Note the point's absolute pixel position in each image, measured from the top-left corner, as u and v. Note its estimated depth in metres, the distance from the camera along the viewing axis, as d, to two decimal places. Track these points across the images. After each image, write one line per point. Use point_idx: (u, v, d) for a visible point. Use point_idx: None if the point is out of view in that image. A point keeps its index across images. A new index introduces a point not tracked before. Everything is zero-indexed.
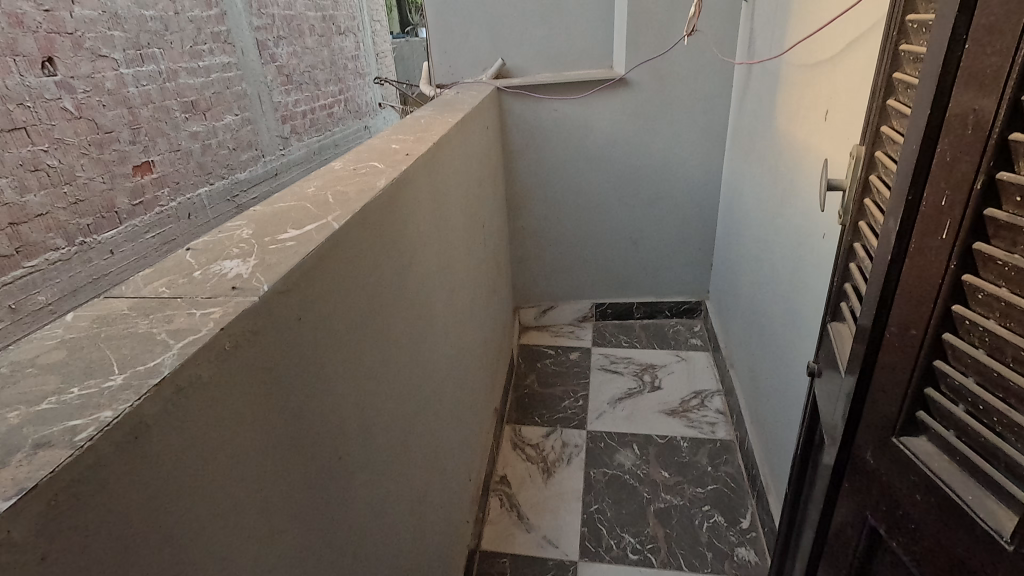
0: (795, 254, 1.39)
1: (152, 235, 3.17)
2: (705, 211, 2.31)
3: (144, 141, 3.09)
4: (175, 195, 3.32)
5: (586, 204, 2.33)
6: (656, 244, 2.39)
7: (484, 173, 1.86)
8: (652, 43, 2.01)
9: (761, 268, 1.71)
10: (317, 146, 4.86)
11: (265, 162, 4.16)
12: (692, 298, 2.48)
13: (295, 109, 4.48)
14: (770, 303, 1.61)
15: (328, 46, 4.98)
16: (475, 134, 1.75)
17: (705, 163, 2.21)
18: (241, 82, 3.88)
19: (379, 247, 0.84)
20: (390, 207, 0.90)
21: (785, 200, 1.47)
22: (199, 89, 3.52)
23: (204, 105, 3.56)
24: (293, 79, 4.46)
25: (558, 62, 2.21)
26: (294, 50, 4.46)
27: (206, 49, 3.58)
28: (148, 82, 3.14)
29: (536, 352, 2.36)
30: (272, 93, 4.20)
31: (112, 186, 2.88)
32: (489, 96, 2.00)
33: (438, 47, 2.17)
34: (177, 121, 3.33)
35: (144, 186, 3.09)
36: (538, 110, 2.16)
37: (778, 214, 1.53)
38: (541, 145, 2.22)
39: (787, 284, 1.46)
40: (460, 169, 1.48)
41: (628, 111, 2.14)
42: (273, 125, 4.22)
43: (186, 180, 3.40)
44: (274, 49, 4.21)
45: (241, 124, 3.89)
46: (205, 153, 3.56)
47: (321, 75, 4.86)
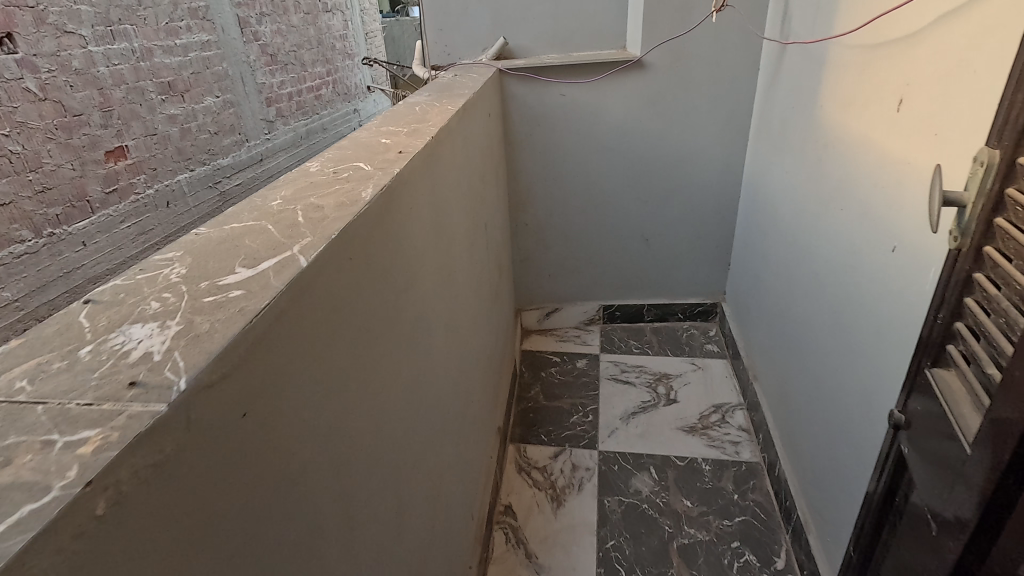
0: (845, 264, 1.21)
1: (129, 225, 2.93)
2: (725, 206, 2.12)
3: (117, 125, 2.84)
4: (152, 182, 3.08)
5: (595, 198, 2.14)
6: (670, 242, 2.21)
7: (486, 168, 1.67)
8: (674, 20, 1.80)
9: (795, 275, 1.54)
10: (305, 131, 4.61)
11: (249, 147, 3.91)
12: (707, 300, 2.30)
13: (281, 91, 4.22)
14: (808, 316, 1.43)
15: (315, 24, 4.70)
16: (476, 125, 1.54)
17: (726, 154, 2.03)
18: (222, 62, 3.62)
19: (364, 279, 0.65)
20: (378, 224, 0.70)
21: (831, 201, 1.28)
22: (176, 69, 3.26)
23: (181, 86, 3.30)
24: (278, 59, 4.20)
25: (566, 41, 1.99)
26: (279, 28, 4.19)
27: (183, 26, 3.31)
28: (120, 61, 2.88)
29: (539, 359, 2.18)
30: (255, 74, 3.93)
31: (83, 172, 2.65)
32: (490, 78, 1.79)
33: (434, 24, 1.95)
34: (153, 102, 3.08)
35: (118, 172, 2.85)
36: (544, 96, 1.95)
37: (820, 215, 1.35)
38: (545, 133, 2.02)
39: (832, 297, 1.28)
40: (461, 166, 1.27)
41: (643, 97, 1.94)
42: (257, 108, 3.96)
43: (164, 166, 3.16)
44: (257, 26, 3.94)
45: (223, 107, 3.63)
46: (184, 137, 3.31)
47: (308, 56, 4.59)
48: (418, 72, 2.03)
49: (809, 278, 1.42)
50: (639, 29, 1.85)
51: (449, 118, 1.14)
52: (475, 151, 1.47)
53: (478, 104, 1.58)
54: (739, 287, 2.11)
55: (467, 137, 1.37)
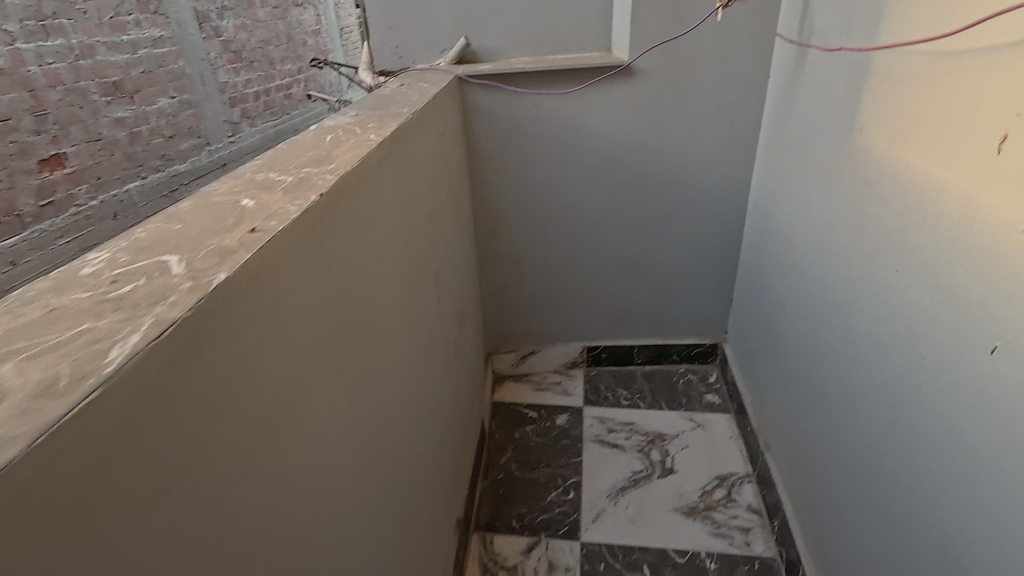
0: (906, 347, 0.91)
1: (69, 240, 2.58)
2: (727, 235, 1.83)
3: (53, 130, 2.48)
4: (97, 192, 2.70)
5: (577, 226, 1.83)
6: (665, 275, 1.91)
7: (439, 200, 1.35)
8: (670, 16, 1.50)
9: (826, 336, 1.23)
10: (274, 133, 4.22)
11: (211, 151, 3.52)
12: (706, 339, 2.01)
13: (246, 91, 3.81)
14: (848, 393, 1.14)
15: (284, 19, 4.28)
16: (425, 149, 1.22)
17: (729, 176, 1.73)
18: (178, 59, 3.21)
19: (92, 548, 0.32)
20: (148, 408, 0.37)
21: (882, 255, 0.99)
22: (123, 68, 2.86)
23: (130, 86, 2.90)
24: (243, 57, 3.77)
25: (541, 41, 1.67)
26: (243, 23, 3.77)
27: (132, 20, 2.91)
28: (56, 59, 2.51)
29: (513, 414, 1.87)
30: (217, 72, 3.50)
31: (11, 184, 2.31)
32: (447, 88, 1.48)
33: (381, 21, 1.63)
34: (95, 104, 2.69)
35: (55, 182, 2.50)
36: (515, 109, 1.63)
37: (868, 270, 1.05)
38: (517, 152, 1.70)
39: (888, 380, 0.98)
40: (393, 213, 0.94)
41: (632, 110, 1.63)
42: (219, 109, 3.55)
43: (111, 174, 2.77)
44: (218, 21, 3.51)
45: (180, 109, 3.22)
46: (134, 142, 2.91)
47: (276, 52, 4.15)
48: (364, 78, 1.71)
49: (846, 346, 1.13)
50: (626, 28, 1.54)
51: (366, 153, 0.81)
52: (419, 186, 1.14)
53: (427, 122, 1.26)
54: (746, 329, 1.81)
55: (406, 171, 1.04)
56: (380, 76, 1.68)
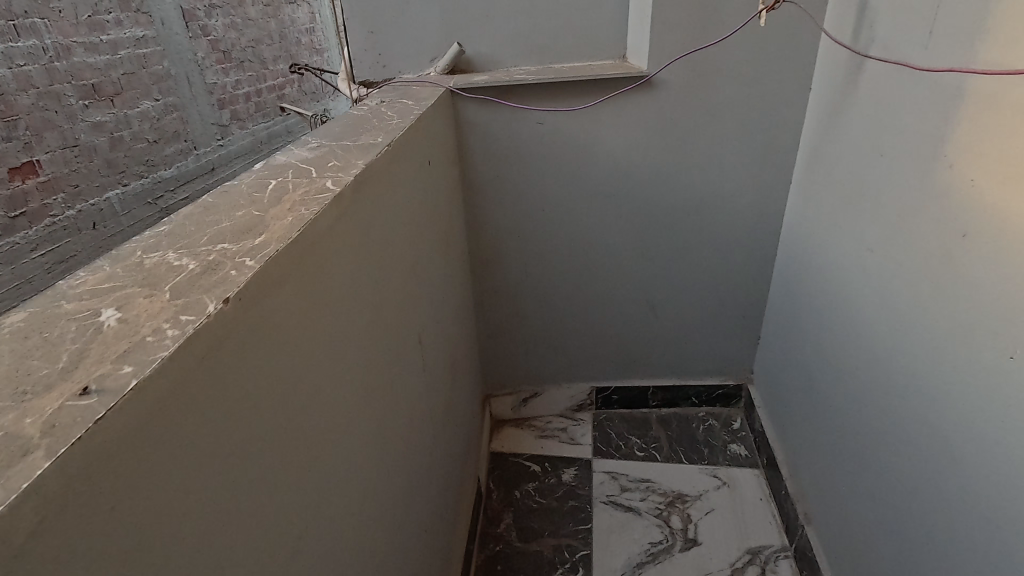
0: None
1: (42, 254, 2.36)
2: (755, 267, 1.62)
3: (25, 136, 2.25)
4: (73, 202, 2.47)
5: (587, 256, 1.63)
6: (684, 310, 1.70)
7: (426, 241, 1.13)
8: (697, 20, 1.28)
9: (900, 409, 1.02)
10: (268, 137, 3.92)
11: (198, 156, 3.26)
12: (729, 380, 1.80)
13: (236, 92, 3.51)
14: (937, 486, 0.92)
15: (277, 17, 3.95)
16: (409, 183, 0.99)
17: (758, 202, 1.52)
18: (162, 61, 2.96)
19: None
20: None
21: (1006, 336, 0.78)
22: (102, 70, 2.61)
23: (110, 89, 2.65)
24: (233, 57, 3.48)
25: (546, 47, 1.46)
26: (232, 22, 3.45)
27: (111, 19, 2.67)
28: (27, 61, 2.28)
29: (513, 468, 1.66)
30: (205, 73, 3.22)
31: None
32: (437, 105, 1.26)
33: (361, 25, 1.41)
34: (70, 108, 2.45)
35: (26, 193, 2.27)
36: (515, 126, 1.42)
37: (982, 344, 0.82)
38: (519, 175, 1.49)
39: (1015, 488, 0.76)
40: (357, 282, 0.72)
41: (651, 127, 1.42)
42: (207, 112, 3.27)
43: (89, 183, 2.53)
44: (206, 19, 3.25)
45: (164, 112, 2.98)
46: (114, 148, 2.66)
47: (269, 52, 3.82)
48: (345, 89, 1.50)
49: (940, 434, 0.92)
50: (645, 35, 1.33)
51: (311, 216, 0.59)
52: (399, 233, 0.92)
53: (411, 149, 1.03)
54: (780, 374, 1.60)
55: (380, 221, 0.81)
56: (363, 88, 1.47)
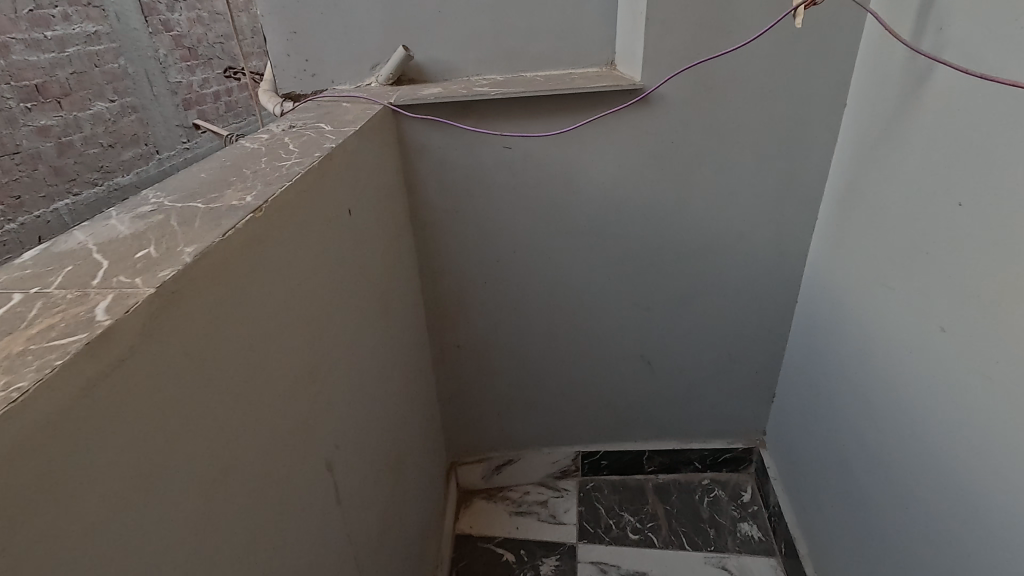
0: None
1: None
2: (771, 317, 1.36)
3: None
4: (14, 214, 2.16)
5: (570, 306, 1.35)
6: (686, 365, 1.43)
7: (350, 319, 0.83)
8: (706, 20, 1.00)
9: (1000, 556, 0.74)
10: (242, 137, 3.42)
11: (162, 162, 2.81)
12: (738, 444, 1.54)
13: (204, 92, 3.02)
14: None
15: (250, 9, 3.51)
16: (308, 253, 0.70)
17: (773, 241, 1.26)
18: (117, 58, 2.51)
19: None
20: None
21: None
22: (44, 70, 2.23)
23: (55, 90, 2.27)
24: (200, 54, 2.98)
25: (516, 54, 1.17)
26: (199, 16, 2.97)
27: (57, 13, 2.26)
28: None
29: (481, 556, 1.39)
30: (166, 71, 2.73)
31: None
32: (374, 130, 0.97)
33: (282, 24, 1.12)
34: (9, 112, 2.11)
35: None
36: (477, 151, 1.13)
37: None
38: (485, 212, 1.21)
39: None
40: (160, 474, 0.42)
41: (645, 153, 1.14)
42: (172, 113, 2.79)
43: (32, 193, 2.20)
44: (167, 13, 2.74)
45: (120, 114, 2.53)
46: (62, 154, 2.29)
47: (241, 48, 3.39)
48: (266, 103, 1.21)
49: None
50: (638, 39, 1.05)
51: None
52: (281, 338, 0.62)
53: (323, 201, 0.75)
54: (802, 444, 1.34)
55: (224, 345, 0.51)
56: (289, 101, 1.19)
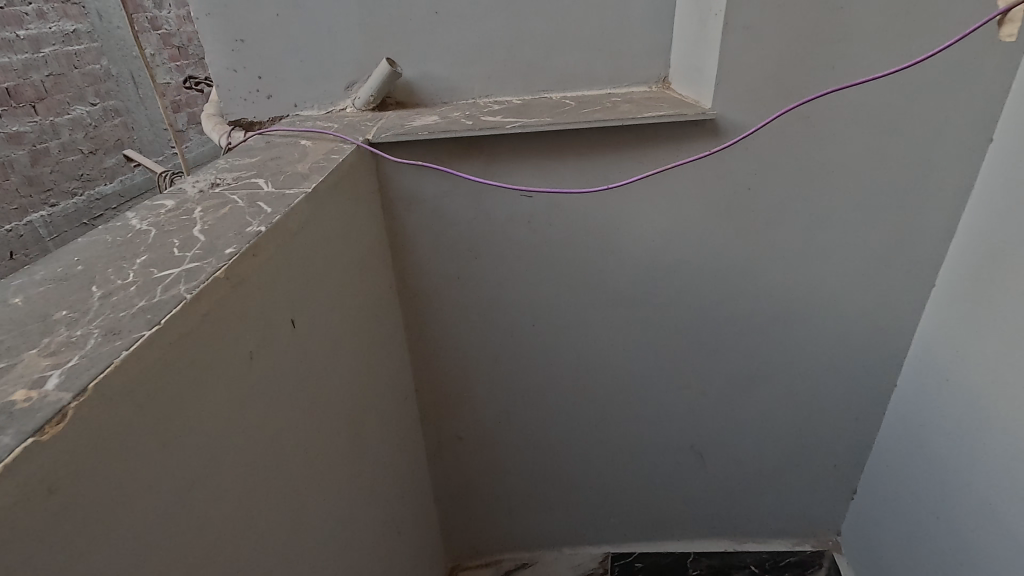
0: None
1: None
2: (859, 403, 1.06)
3: None
4: None
5: (604, 391, 1.05)
6: (748, 459, 1.14)
7: (294, 497, 0.53)
8: (813, 22, 0.71)
9: None
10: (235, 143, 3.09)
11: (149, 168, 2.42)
12: (805, 546, 1.24)
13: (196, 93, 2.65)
14: None
15: None
16: (188, 459, 0.39)
17: (872, 311, 0.97)
18: (99, 60, 2.15)
19: None
20: None
21: None
22: (16, 71, 1.88)
23: (28, 92, 1.91)
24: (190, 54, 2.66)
25: (536, 70, 0.88)
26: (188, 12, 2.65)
27: (30, 10, 1.92)
28: None
29: None
30: (155, 70, 2.37)
31: None
32: (344, 183, 0.68)
33: (226, 30, 0.83)
34: None
35: None
36: (488, 202, 0.83)
37: None
38: (496, 278, 0.91)
39: None
40: None
41: (715, 202, 0.84)
42: (160, 117, 2.40)
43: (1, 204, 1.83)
44: (155, 10, 2.40)
45: (102, 119, 2.16)
46: (37, 162, 1.93)
47: None
48: (211, 131, 0.92)
49: None
50: (708, 52, 0.76)
51: None
52: None
53: (245, 324, 0.46)
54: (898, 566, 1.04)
55: None
56: (239, 130, 0.90)
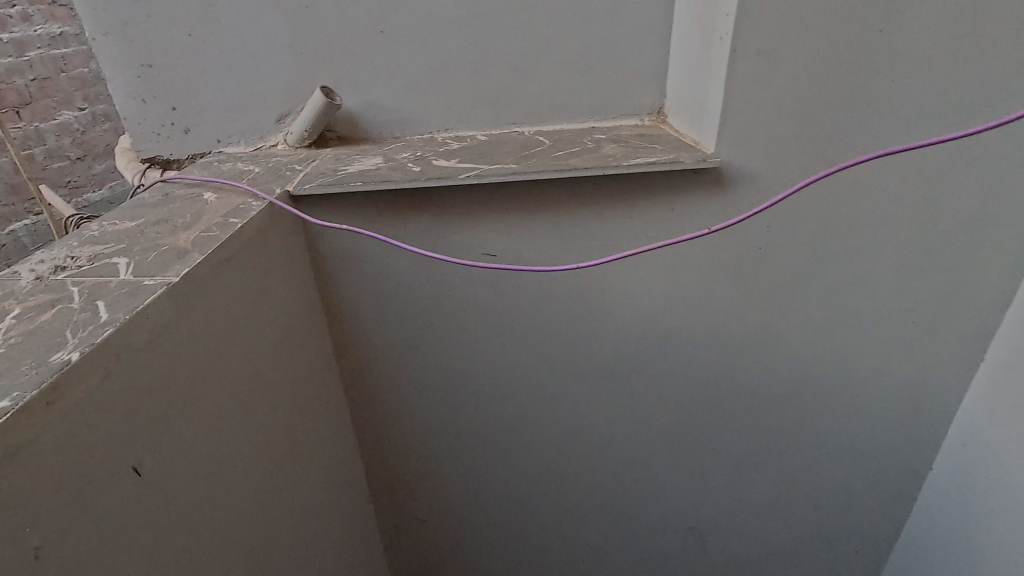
0: None
1: None
2: (891, 494, 0.89)
3: None
4: None
5: (586, 477, 0.89)
6: (759, 551, 0.96)
7: None
8: (844, 47, 0.56)
9: None
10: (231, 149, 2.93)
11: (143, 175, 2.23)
12: None
13: None
14: None
15: None
16: None
17: (905, 396, 0.79)
18: (89, 62, 1.94)
19: None
20: None
21: None
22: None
23: (10, 97, 1.70)
24: None
25: (506, 101, 0.74)
26: None
27: (14, 12, 1.71)
28: None
29: None
30: None
31: None
32: (244, 253, 0.53)
33: (132, 52, 0.69)
34: None
35: None
36: (442, 263, 0.69)
37: None
38: (455, 349, 0.76)
39: None
40: None
41: (719, 263, 0.69)
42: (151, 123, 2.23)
43: None
44: None
45: (94, 123, 1.94)
46: (22, 169, 1.73)
47: None
48: (123, 168, 0.78)
49: None
50: (711, 85, 0.61)
51: None
52: None
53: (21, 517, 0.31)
54: None
55: None
56: (155, 167, 0.76)
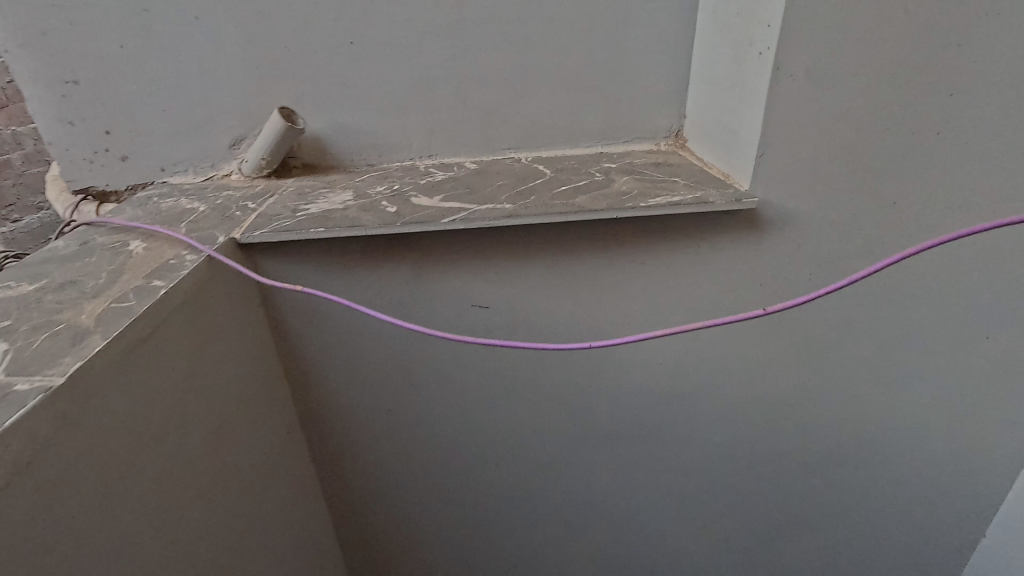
0: None
1: None
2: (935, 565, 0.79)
3: None
4: None
5: (592, 549, 0.78)
6: None
7: None
8: (909, 66, 0.46)
9: None
10: None
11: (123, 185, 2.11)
12: None
13: None
14: None
15: None
16: None
17: (968, 463, 0.68)
18: None
19: None
20: None
21: None
22: None
23: None
24: None
25: (500, 124, 0.63)
26: None
27: None
28: None
29: None
30: None
31: None
32: (170, 326, 0.42)
33: (55, 67, 0.58)
34: None
35: None
36: (425, 317, 0.58)
37: None
38: (440, 415, 0.65)
39: None
40: None
41: (751, 316, 0.59)
42: None
43: None
44: None
45: None
46: None
47: None
48: (53, 201, 0.66)
49: None
50: (747, 108, 0.51)
51: None
52: None
53: None
54: None
55: None
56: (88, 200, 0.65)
